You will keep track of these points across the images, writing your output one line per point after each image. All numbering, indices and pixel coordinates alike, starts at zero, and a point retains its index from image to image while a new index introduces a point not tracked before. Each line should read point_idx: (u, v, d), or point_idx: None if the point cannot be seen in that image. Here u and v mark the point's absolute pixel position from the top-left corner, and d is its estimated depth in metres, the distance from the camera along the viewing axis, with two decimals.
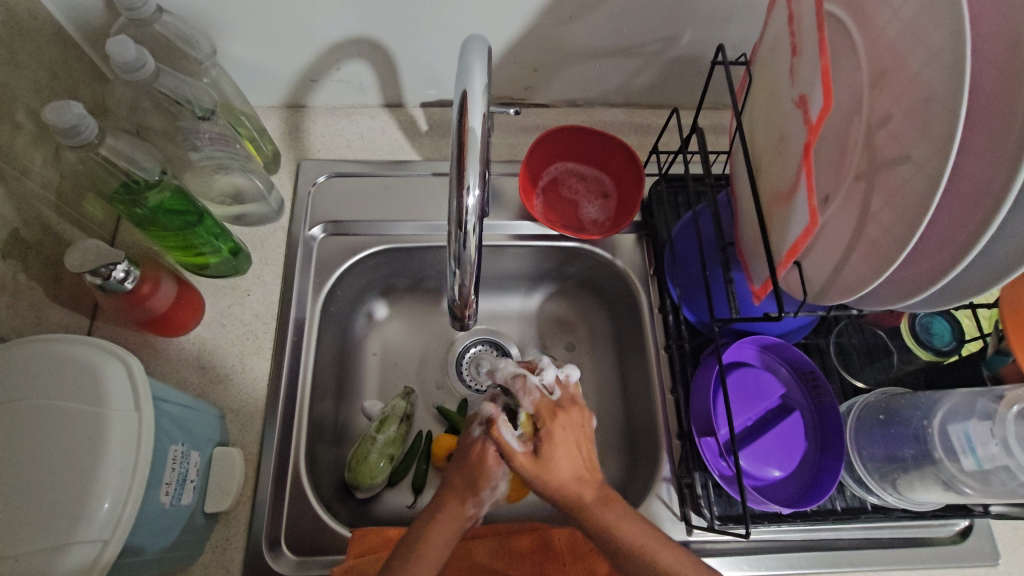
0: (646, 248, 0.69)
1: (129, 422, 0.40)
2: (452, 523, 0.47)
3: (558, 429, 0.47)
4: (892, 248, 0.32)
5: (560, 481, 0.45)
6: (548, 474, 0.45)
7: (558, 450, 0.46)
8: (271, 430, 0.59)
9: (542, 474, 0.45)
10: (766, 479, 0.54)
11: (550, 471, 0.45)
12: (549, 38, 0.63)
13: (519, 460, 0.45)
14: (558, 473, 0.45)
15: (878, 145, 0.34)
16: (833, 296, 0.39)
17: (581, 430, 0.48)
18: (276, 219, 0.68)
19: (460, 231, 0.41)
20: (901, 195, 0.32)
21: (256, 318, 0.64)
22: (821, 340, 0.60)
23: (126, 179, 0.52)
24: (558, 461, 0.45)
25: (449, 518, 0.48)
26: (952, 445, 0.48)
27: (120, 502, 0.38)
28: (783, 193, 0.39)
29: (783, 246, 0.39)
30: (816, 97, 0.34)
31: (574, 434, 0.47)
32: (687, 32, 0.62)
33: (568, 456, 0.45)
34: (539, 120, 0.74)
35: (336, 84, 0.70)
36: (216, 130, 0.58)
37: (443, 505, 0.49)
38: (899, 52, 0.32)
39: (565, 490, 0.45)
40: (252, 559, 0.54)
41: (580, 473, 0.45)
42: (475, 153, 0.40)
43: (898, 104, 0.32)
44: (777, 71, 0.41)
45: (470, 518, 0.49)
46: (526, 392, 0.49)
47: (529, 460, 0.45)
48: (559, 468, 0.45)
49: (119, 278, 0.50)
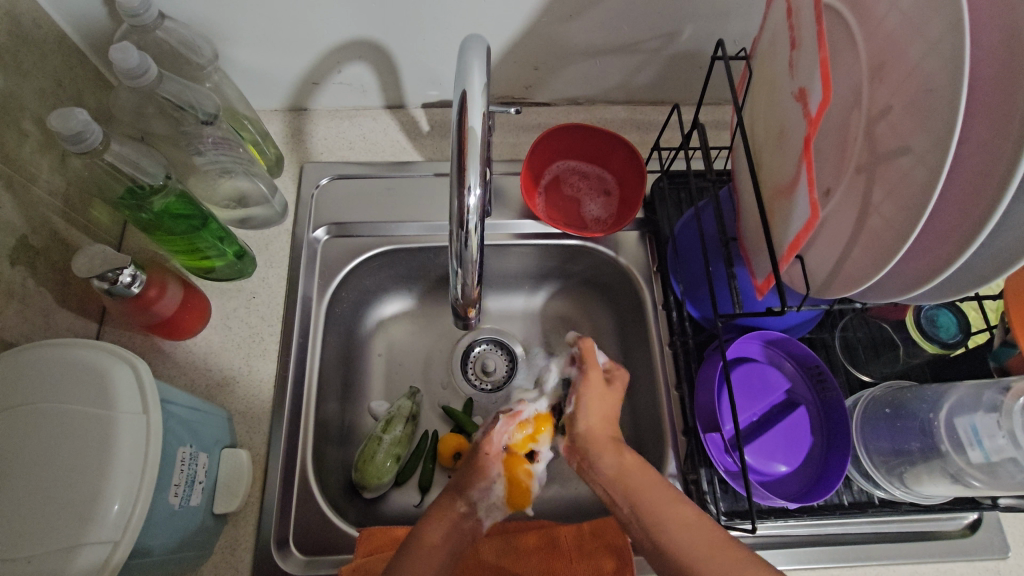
0: (650, 245, 0.69)
1: (138, 425, 0.41)
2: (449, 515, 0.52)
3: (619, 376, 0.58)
4: (895, 239, 0.32)
5: (597, 412, 0.55)
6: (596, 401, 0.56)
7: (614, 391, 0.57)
8: (278, 431, 0.59)
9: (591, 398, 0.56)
10: (773, 474, 0.54)
11: (596, 395, 0.56)
12: (549, 37, 0.63)
13: (589, 372, 0.58)
14: (603, 406, 0.56)
15: (879, 137, 0.34)
16: (836, 289, 0.38)
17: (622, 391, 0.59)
18: (279, 221, 0.69)
19: (462, 230, 0.41)
20: (903, 186, 0.32)
21: (262, 320, 0.64)
22: (825, 335, 0.60)
23: (132, 184, 0.52)
24: (606, 397, 0.56)
25: (448, 512, 0.52)
26: (959, 438, 0.48)
27: (129, 503, 0.39)
28: (784, 187, 0.39)
29: (784, 240, 0.39)
30: (816, 90, 0.34)
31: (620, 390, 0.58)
32: (687, 28, 0.62)
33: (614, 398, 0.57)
34: (540, 119, 0.74)
35: (338, 86, 0.70)
36: (219, 134, 0.58)
37: (439, 502, 0.53)
38: (898, 43, 0.32)
39: (596, 423, 0.54)
40: (261, 559, 0.55)
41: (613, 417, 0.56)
42: (475, 152, 0.40)
43: (897, 95, 0.32)
44: (776, 66, 0.41)
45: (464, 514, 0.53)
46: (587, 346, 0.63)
47: (597, 377, 0.58)
48: (607, 397, 0.56)
49: (127, 282, 0.50)
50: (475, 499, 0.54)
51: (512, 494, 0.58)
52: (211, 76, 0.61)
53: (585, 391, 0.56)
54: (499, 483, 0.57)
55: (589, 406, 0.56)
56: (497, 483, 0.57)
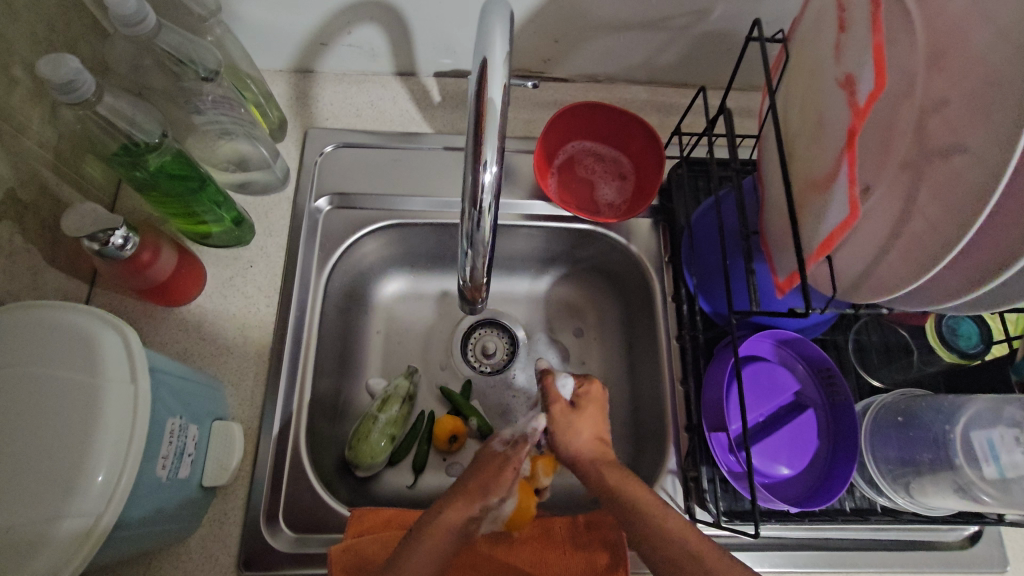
0: (663, 234, 0.67)
1: (125, 394, 0.39)
2: (457, 520, 0.47)
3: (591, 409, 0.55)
4: (937, 244, 0.30)
5: (583, 436, 0.53)
6: (575, 423, 0.54)
7: (588, 419, 0.54)
8: (271, 405, 0.58)
9: (569, 424, 0.54)
10: (775, 476, 0.53)
11: (575, 421, 0.54)
12: (573, 7, 0.59)
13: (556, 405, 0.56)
14: (581, 432, 0.53)
15: (930, 133, 0.31)
16: (866, 293, 0.36)
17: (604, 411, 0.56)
18: (280, 188, 0.66)
19: (475, 209, 0.39)
20: (952, 186, 0.29)
21: (259, 291, 0.62)
22: (839, 337, 0.58)
23: (127, 141, 0.49)
24: (585, 421, 0.54)
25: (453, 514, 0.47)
26: (974, 452, 0.46)
27: (115, 474, 0.37)
28: (817, 181, 0.36)
29: (813, 238, 0.37)
30: (865, 78, 0.32)
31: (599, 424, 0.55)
32: (719, 5, 0.58)
33: (592, 424, 0.54)
34: (557, 95, 0.70)
35: (347, 49, 0.67)
36: (219, 92, 0.55)
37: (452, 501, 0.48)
38: (962, 30, 0.29)
39: (584, 447, 0.52)
40: (250, 534, 0.54)
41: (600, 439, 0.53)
42: (494, 125, 0.37)
43: (956, 87, 0.29)
44: (818, 49, 0.38)
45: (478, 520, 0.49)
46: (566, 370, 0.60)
47: (563, 408, 0.55)
48: (584, 422, 0.54)
49: (118, 244, 0.48)
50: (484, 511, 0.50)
51: (519, 513, 0.54)
52: (212, 29, 0.57)
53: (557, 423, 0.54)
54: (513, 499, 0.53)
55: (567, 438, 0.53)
56: (509, 499, 0.52)
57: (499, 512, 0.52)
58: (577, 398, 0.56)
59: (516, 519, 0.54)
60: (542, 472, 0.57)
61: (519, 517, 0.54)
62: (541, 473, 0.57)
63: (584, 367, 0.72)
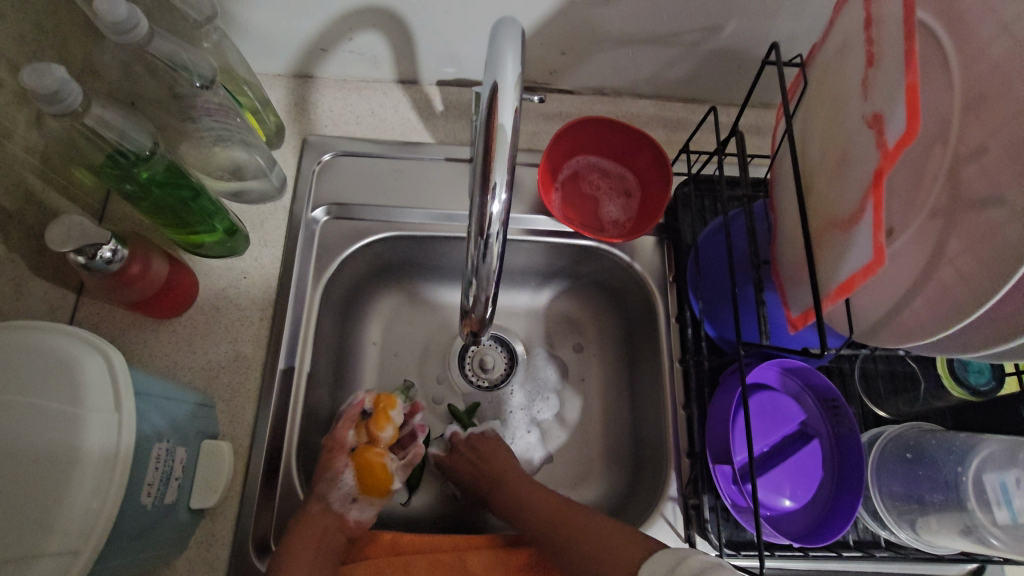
0: (667, 252, 0.65)
1: (109, 423, 0.37)
2: (317, 521, 0.53)
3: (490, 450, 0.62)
4: (966, 298, 0.29)
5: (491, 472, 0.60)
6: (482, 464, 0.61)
7: (491, 454, 0.62)
8: (263, 423, 0.56)
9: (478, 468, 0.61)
10: (778, 509, 0.51)
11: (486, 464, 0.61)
12: (581, 20, 0.57)
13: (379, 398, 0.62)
14: (492, 466, 0.61)
15: (966, 181, 0.30)
16: (887, 338, 0.34)
17: (504, 450, 0.63)
18: (276, 197, 0.64)
19: (482, 238, 0.37)
20: (988, 239, 0.28)
21: (252, 303, 0.60)
22: (844, 364, 0.56)
23: (114, 151, 0.46)
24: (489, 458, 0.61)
25: (315, 520, 0.52)
26: (986, 496, 0.45)
27: (97, 505, 0.36)
28: (838, 221, 0.35)
29: (832, 278, 0.35)
30: (896, 118, 0.30)
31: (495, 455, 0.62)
32: (732, 22, 0.57)
33: (500, 462, 0.61)
34: (562, 107, 0.69)
35: (348, 55, 0.65)
36: (216, 100, 0.52)
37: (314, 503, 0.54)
38: (1004, 76, 0.28)
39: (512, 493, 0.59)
40: (237, 557, 0.52)
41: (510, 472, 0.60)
42: (504, 153, 0.35)
43: (997, 136, 0.28)
44: (843, 82, 0.36)
45: (334, 515, 0.54)
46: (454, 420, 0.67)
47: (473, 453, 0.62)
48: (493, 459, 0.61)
49: (107, 257, 0.46)
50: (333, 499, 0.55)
51: (367, 479, 0.58)
52: (209, 35, 0.55)
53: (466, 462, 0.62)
54: (348, 474, 0.57)
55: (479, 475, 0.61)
56: (347, 473, 0.57)
57: (348, 490, 0.57)
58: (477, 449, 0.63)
59: (366, 486, 0.58)
60: (377, 433, 0.60)
61: (370, 482, 0.58)
62: (375, 434, 0.59)
63: (583, 384, 0.71)
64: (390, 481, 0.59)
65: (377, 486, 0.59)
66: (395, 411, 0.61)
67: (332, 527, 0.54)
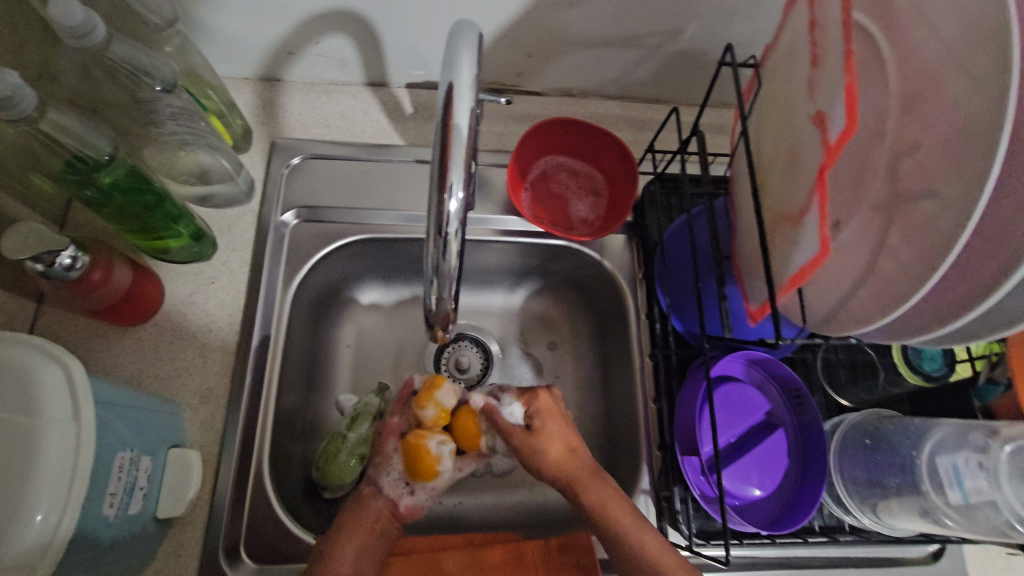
0: (636, 250, 0.67)
1: (67, 432, 0.37)
2: (366, 515, 0.53)
3: (548, 417, 0.55)
4: (906, 286, 0.30)
5: (552, 452, 0.53)
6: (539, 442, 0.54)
7: (550, 426, 0.55)
8: (233, 429, 0.56)
9: (532, 443, 0.54)
10: (745, 497, 0.53)
11: (541, 441, 0.54)
12: (546, 23, 0.58)
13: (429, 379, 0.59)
14: (549, 444, 0.54)
15: (904, 176, 0.31)
16: (838, 327, 0.36)
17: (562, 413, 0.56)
18: (245, 201, 0.64)
19: (441, 237, 0.37)
20: (923, 231, 0.29)
21: (220, 309, 0.60)
22: (808, 355, 0.58)
23: (71, 157, 0.46)
24: (549, 433, 0.54)
25: (365, 509, 0.54)
26: (940, 478, 0.47)
27: (55, 516, 0.35)
28: (789, 216, 0.36)
29: (784, 271, 0.37)
30: (838, 116, 0.31)
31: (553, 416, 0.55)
32: (693, 24, 0.58)
33: (557, 432, 0.54)
34: (531, 108, 0.70)
35: (316, 58, 0.65)
36: (178, 104, 0.52)
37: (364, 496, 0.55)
38: (933, 75, 0.29)
39: (558, 462, 0.53)
40: (207, 565, 0.52)
41: (568, 444, 0.54)
42: (460, 152, 0.36)
43: (929, 132, 0.29)
44: (792, 82, 0.38)
45: (384, 506, 0.55)
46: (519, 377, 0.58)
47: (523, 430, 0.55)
48: (551, 432, 0.54)
49: (66, 264, 0.45)
50: (382, 487, 0.56)
51: (413, 464, 0.55)
52: (171, 39, 0.54)
53: (520, 441, 0.55)
54: (396, 457, 0.57)
55: (542, 445, 0.54)
56: (395, 457, 0.57)
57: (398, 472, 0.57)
58: (530, 418, 0.55)
59: (414, 472, 0.55)
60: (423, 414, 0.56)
61: (416, 467, 0.55)
62: (421, 416, 0.57)
63: (558, 382, 0.71)
64: (437, 466, 0.55)
65: (422, 471, 0.55)
66: (442, 391, 0.57)
67: (386, 517, 0.55)
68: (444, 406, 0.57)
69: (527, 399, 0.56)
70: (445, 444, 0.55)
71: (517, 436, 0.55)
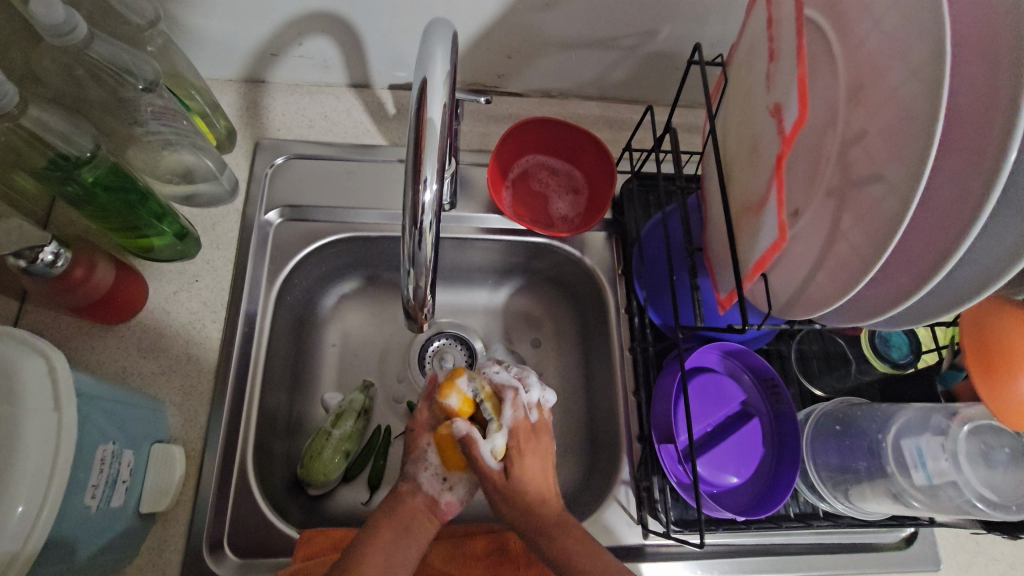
0: (616, 247, 0.68)
1: (48, 422, 0.37)
2: (402, 516, 0.50)
3: (528, 454, 0.52)
4: (859, 267, 0.32)
5: (524, 499, 0.50)
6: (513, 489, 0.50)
7: (527, 477, 0.50)
8: (216, 425, 0.56)
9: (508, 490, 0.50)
10: (722, 485, 0.54)
11: (517, 488, 0.50)
12: (524, 25, 0.60)
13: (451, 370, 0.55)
14: (524, 492, 0.50)
15: (853, 162, 0.33)
16: (800, 311, 0.37)
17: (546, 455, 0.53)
18: (229, 200, 0.64)
19: (416, 228, 0.39)
20: (870, 214, 0.31)
21: (204, 307, 0.60)
22: (783, 346, 0.60)
23: (55, 155, 0.46)
24: (525, 483, 0.50)
25: (399, 507, 0.51)
26: (905, 459, 0.48)
27: (35, 506, 0.35)
28: (752, 205, 0.38)
29: (750, 258, 0.38)
30: (792, 107, 0.33)
31: (537, 459, 0.52)
32: (666, 26, 0.60)
33: (533, 482, 0.51)
34: (511, 109, 0.71)
35: (299, 60, 0.66)
36: (160, 103, 0.53)
37: (395, 495, 0.52)
38: (877, 67, 0.31)
39: (528, 510, 0.49)
40: (190, 561, 0.52)
41: (540, 494, 0.51)
42: (434, 145, 0.37)
43: (873, 120, 0.31)
44: (752, 78, 0.40)
45: (422, 504, 0.52)
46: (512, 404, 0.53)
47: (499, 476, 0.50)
48: (524, 482, 0.50)
49: (48, 260, 0.46)
50: (418, 482, 0.53)
51: (445, 455, 0.52)
52: (153, 39, 0.55)
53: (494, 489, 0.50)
54: (429, 452, 0.53)
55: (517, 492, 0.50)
56: (429, 451, 0.54)
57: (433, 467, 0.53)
58: (508, 459, 0.51)
59: (449, 462, 0.52)
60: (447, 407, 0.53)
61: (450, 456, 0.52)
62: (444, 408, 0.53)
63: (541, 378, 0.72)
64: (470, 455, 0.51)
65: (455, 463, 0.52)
66: (462, 379, 0.54)
67: (426, 513, 0.52)
68: (467, 394, 0.53)
69: (515, 435, 0.52)
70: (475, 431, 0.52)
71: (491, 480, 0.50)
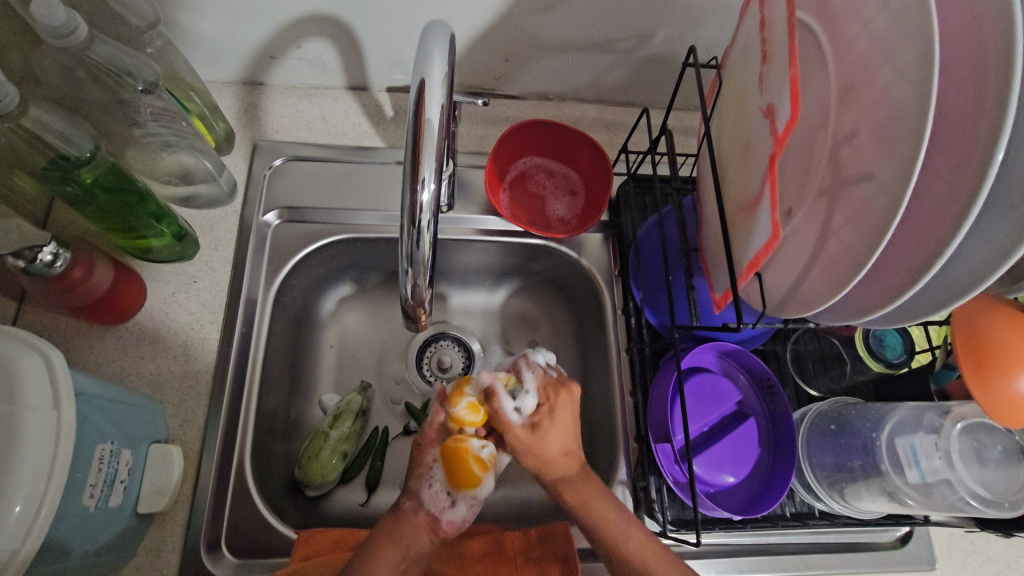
0: (612, 248, 0.69)
1: (47, 421, 0.37)
2: (404, 537, 0.49)
3: (560, 407, 0.53)
4: (851, 265, 0.32)
5: (549, 453, 0.51)
6: (538, 443, 0.51)
7: (554, 431, 0.52)
8: (213, 425, 0.56)
9: (534, 444, 0.51)
10: (718, 485, 0.54)
11: (544, 441, 0.51)
12: (521, 28, 0.60)
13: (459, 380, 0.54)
14: (548, 447, 0.52)
15: (844, 161, 0.33)
16: (794, 310, 0.38)
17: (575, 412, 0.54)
18: (228, 202, 0.65)
19: (414, 228, 0.39)
20: (861, 212, 0.31)
21: (202, 308, 0.60)
22: (779, 347, 0.60)
23: (55, 155, 0.46)
24: (552, 436, 0.52)
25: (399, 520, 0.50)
26: (899, 458, 0.48)
27: (34, 504, 0.36)
28: (745, 205, 0.39)
29: (744, 257, 0.39)
30: (783, 108, 0.34)
31: (565, 413, 0.53)
32: (661, 30, 0.61)
33: (559, 438, 0.52)
34: (508, 111, 0.71)
35: (297, 63, 0.66)
36: (159, 104, 0.53)
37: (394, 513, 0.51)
38: (867, 68, 0.31)
39: (552, 463, 0.51)
40: (187, 561, 0.52)
41: (566, 449, 0.52)
42: (431, 146, 0.38)
43: (863, 120, 0.32)
44: (746, 79, 0.40)
45: (426, 523, 0.51)
46: (531, 367, 0.55)
47: (523, 432, 0.51)
48: (553, 435, 0.52)
49: (47, 260, 0.46)
50: (421, 498, 0.52)
51: (453, 472, 0.51)
52: (152, 41, 0.55)
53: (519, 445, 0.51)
54: (436, 468, 0.52)
55: (543, 444, 0.51)
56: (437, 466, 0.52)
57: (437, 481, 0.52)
58: (539, 414, 0.52)
59: (454, 480, 0.51)
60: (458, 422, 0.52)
61: (458, 474, 0.51)
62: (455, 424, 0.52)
63: None
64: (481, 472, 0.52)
65: (464, 482, 0.51)
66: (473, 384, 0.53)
67: (426, 532, 0.51)
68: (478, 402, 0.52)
69: (545, 391, 0.53)
70: (485, 448, 0.53)
71: (519, 436, 0.51)
